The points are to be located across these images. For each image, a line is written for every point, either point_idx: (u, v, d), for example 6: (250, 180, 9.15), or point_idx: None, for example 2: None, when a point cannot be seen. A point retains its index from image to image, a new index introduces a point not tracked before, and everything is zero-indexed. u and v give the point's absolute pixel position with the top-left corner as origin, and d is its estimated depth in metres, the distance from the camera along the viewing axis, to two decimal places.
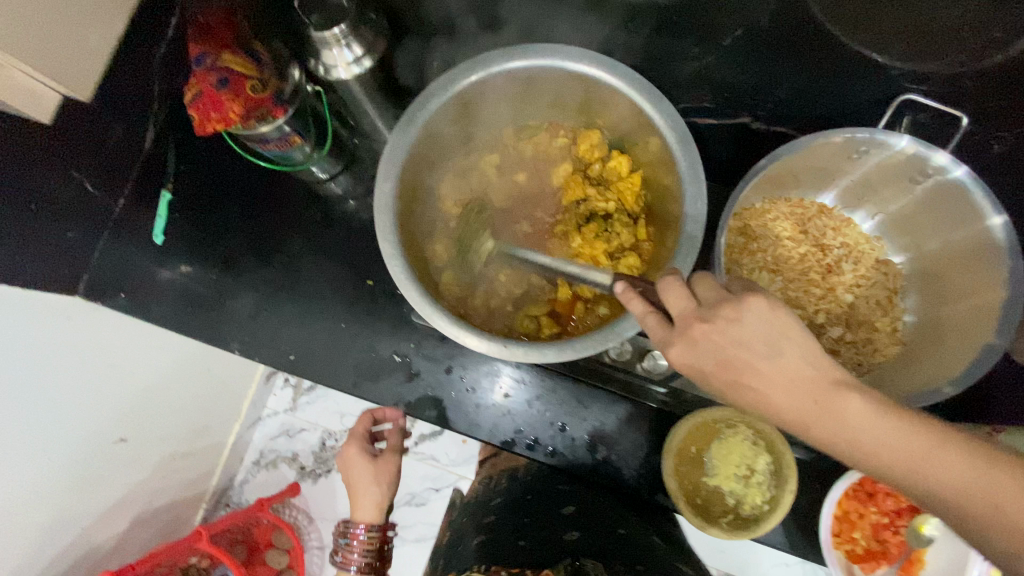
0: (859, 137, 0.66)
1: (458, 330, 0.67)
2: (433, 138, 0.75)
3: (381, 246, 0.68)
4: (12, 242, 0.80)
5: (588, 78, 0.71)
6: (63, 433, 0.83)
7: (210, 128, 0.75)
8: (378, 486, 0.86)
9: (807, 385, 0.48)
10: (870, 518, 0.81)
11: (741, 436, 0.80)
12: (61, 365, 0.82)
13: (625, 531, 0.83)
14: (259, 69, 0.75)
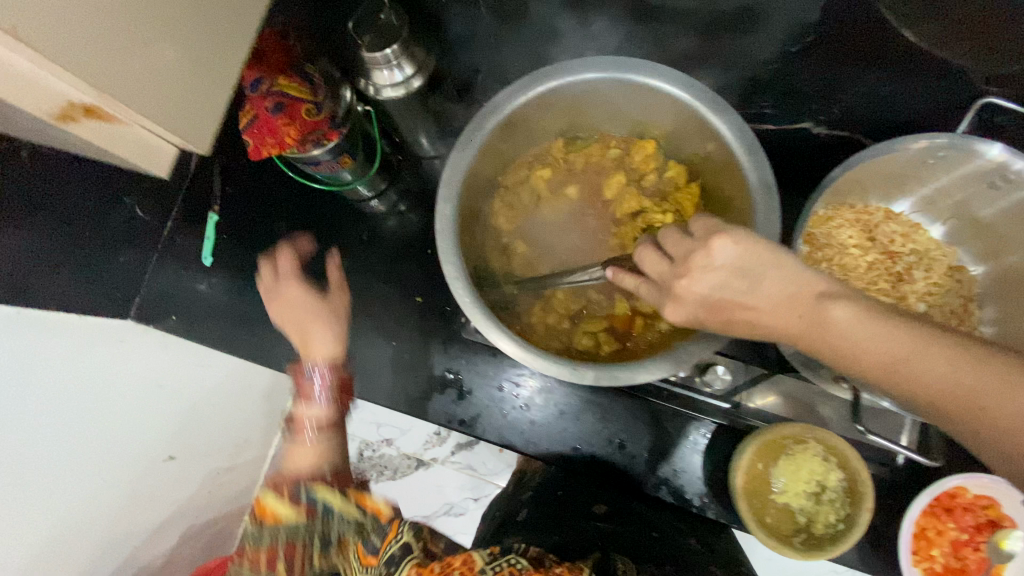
0: (936, 143, 0.64)
1: (524, 353, 0.64)
2: (489, 155, 0.73)
3: (444, 268, 0.67)
4: (68, 270, 0.83)
5: (649, 90, 0.69)
6: (115, 452, 0.83)
7: (265, 152, 0.76)
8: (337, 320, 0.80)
9: (794, 302, 0.55)
10: (947, 534, 0.77)
11: (811, 452, 0.78)
12: (114, 384, 0.83)
13: (659, 533, 0.82)
14: (314, 94, 0.76)
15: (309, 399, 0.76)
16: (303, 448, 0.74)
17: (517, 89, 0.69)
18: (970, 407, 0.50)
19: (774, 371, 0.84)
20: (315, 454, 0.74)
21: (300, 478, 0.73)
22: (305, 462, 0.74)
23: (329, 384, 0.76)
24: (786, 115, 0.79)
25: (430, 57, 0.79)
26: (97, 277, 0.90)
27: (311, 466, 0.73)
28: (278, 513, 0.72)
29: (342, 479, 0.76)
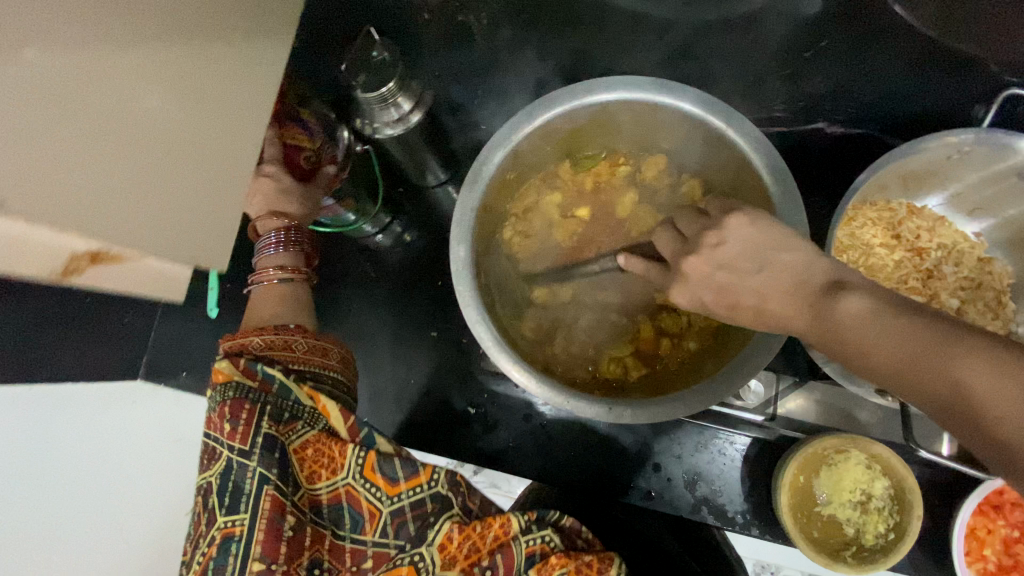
0: (962, 140, 0.63)
1: (555, 395, 0.61)
2: (500, 188, 0.71)
3: (464, 312, 0.64)
4: (45, 348, 0.79)
5: (658, 108, 0.66)
6: (122, 523, 0.78)
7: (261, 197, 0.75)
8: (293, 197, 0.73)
9: (802, 290, 0.51)
10: (999, 532, 0.75)
11: (853, 461, 0.75)
12: (99, 456, 0.79)
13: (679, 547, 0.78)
14: (313, 142, 0.73)
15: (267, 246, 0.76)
16: (270, 301, 0.75)
17: (522, 119, 0.67)
18: (975, 416, 0.41)
19: (806, 377, 0.83)
20: (280, 301, 0.75)
21: (264, 338, 0.70)
22: (270, 317, 0.74)
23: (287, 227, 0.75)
24: (798, 115, 0.78)
25: (426, 89, 0.77)
26: (99, 341, 0.89)
27: (289, 318, 0.74)
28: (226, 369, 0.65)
29: (312, 349, 0.72)
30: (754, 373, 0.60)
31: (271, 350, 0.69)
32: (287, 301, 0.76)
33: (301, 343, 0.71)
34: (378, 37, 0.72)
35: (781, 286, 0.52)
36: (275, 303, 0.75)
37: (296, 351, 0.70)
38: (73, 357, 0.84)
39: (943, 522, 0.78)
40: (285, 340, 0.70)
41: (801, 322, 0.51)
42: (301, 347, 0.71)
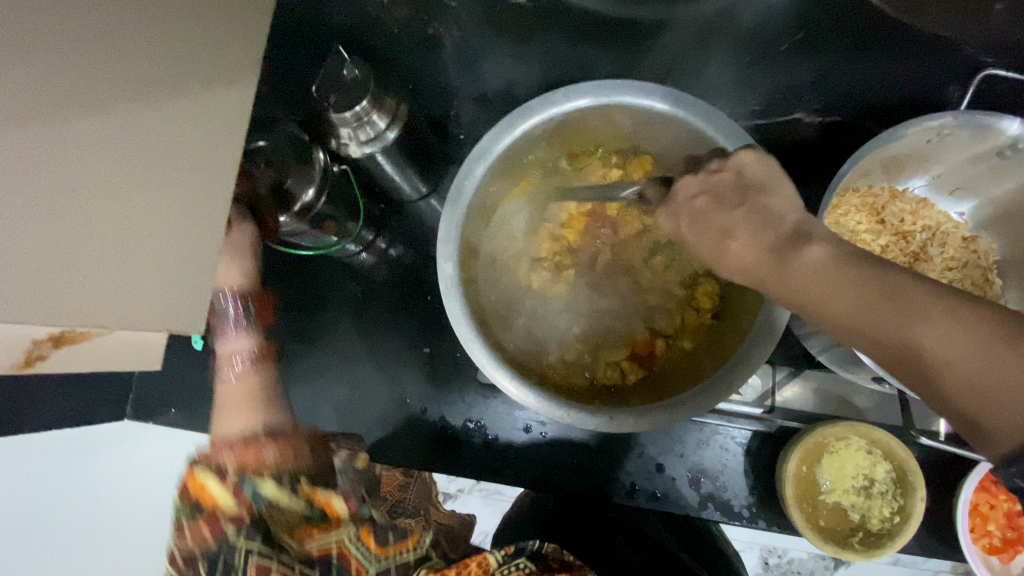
0: (938, 122, 0.63)
1: (558, 410, 0.61)
2: (485, 200, 0.70)
3: (457, 330, 0.63)
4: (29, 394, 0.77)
5: (638, 110, 0.66)
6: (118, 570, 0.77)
7: None
8: (240, 255, 0.69)
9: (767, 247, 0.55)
10: (1001, 507, 0.76)
11: (854, 447, 0.75)
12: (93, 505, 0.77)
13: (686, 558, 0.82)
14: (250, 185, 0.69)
15: (225, 335, 0.71)
16: (234, 409, 0.69)
17: (501, 131, 0.65)
18: (912, 362, 0.47)
19: (802, 366, 0.83)
20: (247, 406, 0.69)
21: (233, 453, 0.64)
22: (234, 425, 0.67)
23: (238, 299, 0.71)
24: (776, 107, 0.78)
25: (400, 103, 0.75)
26: (85, 383, 0.87)
27: (246, 427, 0.67)
28: (209, 488, 0.62)
29: (284, 455, 0.66)
30: (752, 370, 0.60)
31: (245, 467, 0.64)
32: (251, 402, 0.70)
33: (270, 454, 0.65)
34: (345, 54, 0.70)
35: (757, 250, 0.56)
36: (240, 407, 0.69)
37: (268, 462, 0.64)
38: (57, 405, 0.81)
39: (945, 500, 0.79)
40: (256, 454, 0.64)
41: (764, 275, 0.55)
42: (274, 459, 0.65)
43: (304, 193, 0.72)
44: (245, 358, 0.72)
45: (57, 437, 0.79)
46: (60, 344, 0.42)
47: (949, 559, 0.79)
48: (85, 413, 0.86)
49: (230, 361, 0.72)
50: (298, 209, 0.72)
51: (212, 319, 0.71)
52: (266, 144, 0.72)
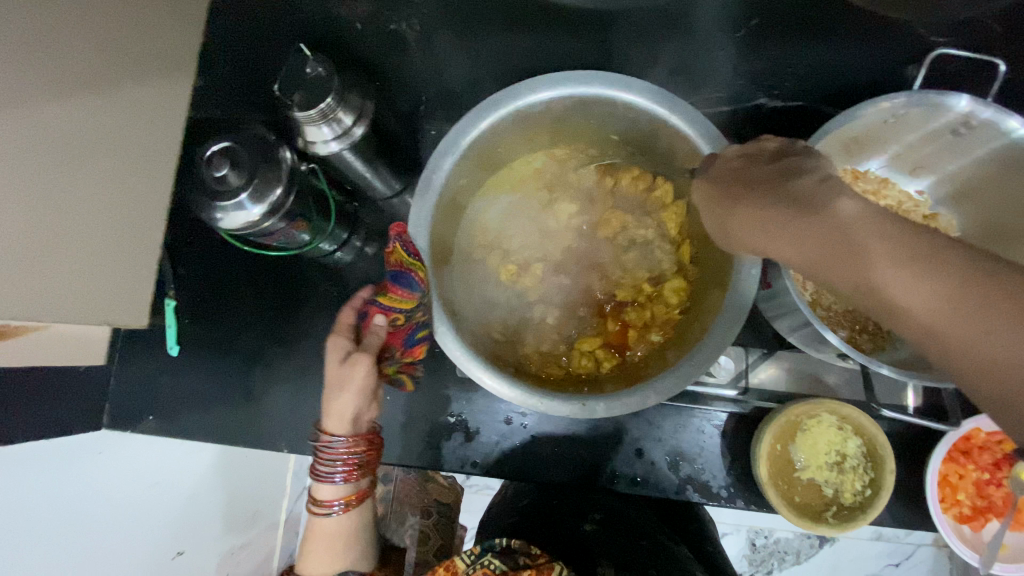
0: (896, 102, 0.64)
1: (530, 395, 0.61)
2: (455, 193, 0.70)
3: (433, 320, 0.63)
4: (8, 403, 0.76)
5: (603, 100, 0.66)
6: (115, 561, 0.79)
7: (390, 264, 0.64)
8: (351, 393, 0.60)
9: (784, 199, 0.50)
10: (970, 476, 0.77)
11: (826, 423, 0.77)
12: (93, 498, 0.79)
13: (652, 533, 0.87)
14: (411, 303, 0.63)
15: (326, 485, 0.65)
16: (320, 545, 0.68)
17: (467, 124, 0.66)
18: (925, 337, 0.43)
19: (774, 347, 0.84)
20: (330, 553, 0.68)
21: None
22: (321, 567, 0.68)
23: (347, 450, 0.63)
24: (740, 94, 0.79)
25: (367, 100, 0.75)
26: (65, 393, 0.86)
27: (335, 570, 0.68)
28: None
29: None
30: (720, 354, 0.61)
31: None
32: (335, 547, 0.68)
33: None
34: (309, 52, 0.70)
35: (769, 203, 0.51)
36: (322, 546, 0.68)
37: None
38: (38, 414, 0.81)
39: (916, 473, 0.81)
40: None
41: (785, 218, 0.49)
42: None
43: (272, 192, 0.72)
44: (339, 504, 0.66)
45: (31, 445, 0.77)
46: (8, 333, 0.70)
47: (922, 529, 0.81)
48: (65, 423, 0.85)
49: (324, 509, 0.66)
50: (267, 209, 0.72)
51: (320, 461, 0.64)
52: (232, 143, 0.72)
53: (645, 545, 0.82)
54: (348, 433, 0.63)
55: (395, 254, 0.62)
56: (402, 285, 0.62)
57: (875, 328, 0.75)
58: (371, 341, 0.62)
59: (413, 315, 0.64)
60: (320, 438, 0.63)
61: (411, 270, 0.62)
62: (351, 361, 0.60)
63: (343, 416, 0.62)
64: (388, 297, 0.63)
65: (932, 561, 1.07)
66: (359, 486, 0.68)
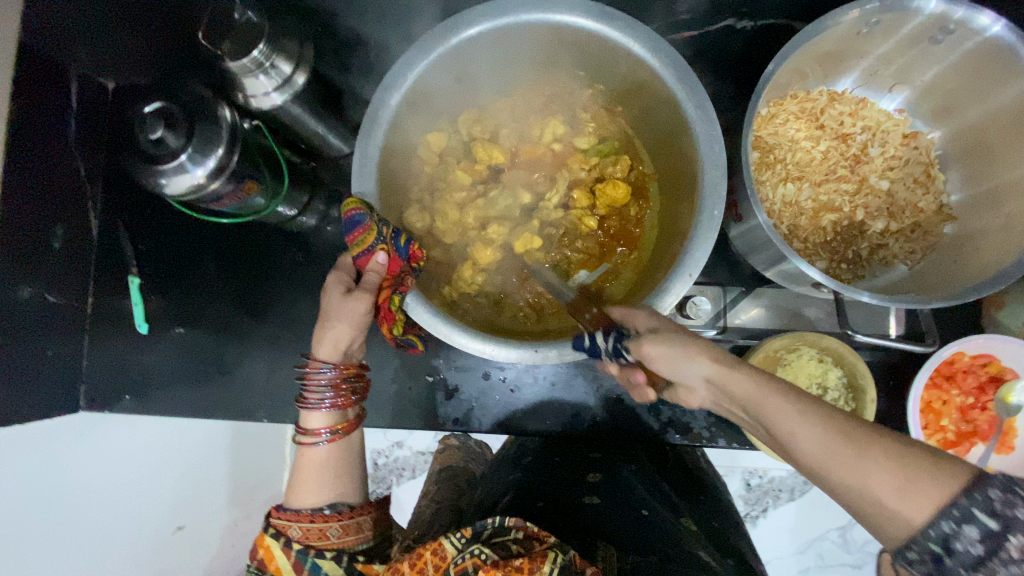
0: (869, 9, 0.59)
1: (481, 345, 0.59)
2: (404, 140, 0.65)
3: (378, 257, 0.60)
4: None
5: (549, 26, 0.60)
6: (119, 536, 0.80)
7: (356, 232, 0.58)
8: (349, 322, 0.59)
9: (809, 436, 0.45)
10: (953, 402, 0.75)
11: (805, 356, 0.76)
12: (84, 476, 0.79)
13: (649, 513, 0.69)
14: (394, 249, 0.60)
15: (314, 410, 0.61)
16: (307, 475, 0.62)
17: (412, 57, 0.60)
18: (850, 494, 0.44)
19: (753, 285, 0.82)
20: (316, 481, 0.62)
21: (301, 526, 0.58)
22: (307, 499, 0.61)
23: (338, 373, 0.60)
24: (703, 18, 0.74)
25: (307, 46, 0.70)
26: (42, 378, 0.86)
27: (321, 501, 0.61)
28: (277, 558, 0.57)
29: (347, 529, 0.60)
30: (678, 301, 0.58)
31: (309, 541, 0.59)
32: (322, 477, 0.62)
33: (335, 529, 0.59)
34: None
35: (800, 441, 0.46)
36: (311, 476, 0.62)
37: (332, 538, 0.59)
38: (19, 398, 0.80)
39: (898, 400, 0.80)
40: (320, 529, 0.59)
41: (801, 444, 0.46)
42: (339, 533, 0.59)
43: (214, 151, 0.68)
44: (328, 430, 0.61)
45: (12, 431, 0.76)
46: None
47: None
48: (41, 407, 0.84)
49: (311, 438, 0.61)
50: (211, 170, 0.69)
51: (307, 389, 0.61)
52: (167, 103, 0.67)
53: (644, 517, 0.69)
54: (339, 362, 0.61)
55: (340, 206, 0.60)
56: (356, 227, 0.58)
57: (855, 257, 0.72)
58: (370, 279, 0.60)
59: (382, 240, 0.59)
60: (306, 367, 0.61)
61: (348, 209, 0.58)
62: (354, 297, 0.59)
63: (336, 343, 0.60)
64: (358, 246, 0.59)
65: None
66: (350, 416, 0.64)
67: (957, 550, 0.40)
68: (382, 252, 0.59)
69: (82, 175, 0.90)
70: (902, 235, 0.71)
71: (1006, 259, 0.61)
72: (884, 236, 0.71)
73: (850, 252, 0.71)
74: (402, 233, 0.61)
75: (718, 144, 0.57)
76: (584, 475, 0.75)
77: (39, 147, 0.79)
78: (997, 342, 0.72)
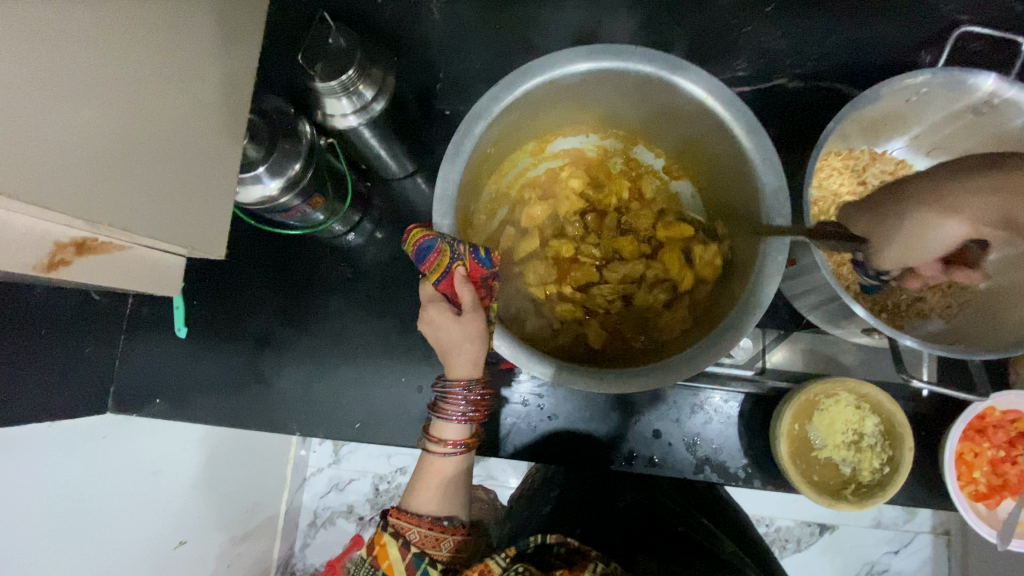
0: (923, 80, 0.64)
1: (542, 365, 0.59)
2: (480, 167, 0.68)
3: (456, 270, 0.59)
4: (32, 382, 0.76)
5: (625, 75, 0.64)
6: (124, 547, 0.79)
7: (434, 255, 0.59)
8: (478, 341, 0.60)
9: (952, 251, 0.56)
10: (985, 455, 0.77)
11: (843, 403, 0.77)
12: (101, 485, 0.78)
13: (684, 529, 0.74)
14: (471, 257, 0.60)
15: (450, 421, 0.62)
16: (432, 485, 0.62)
17: (498, 93, 0.63)
18: None
19: (789, 329, 0.85)
20: (440, 491, 0.62)
21: (419, 530, 0.58)
22: (427, 506, 0.60)
23: (479, 391, 0.61)
24: (759, 75, 0.79)
25: (387, 75, 0.74)
26: (76, 374, 0.85)
27: (440, 511, 0.60)
28: (391, 557, 0.56)
29: (459, 545, 0.59)
30: (735, 343, 0.59)
31: (424, 548, 0.58)
32: (446, 490, 0.62)
33: (449, 542, 0.59)
34: (331, 23, 0.69)
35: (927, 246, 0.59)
36: (435, 485, 0.61)
37: (444, 551, 0.58)
38: (53, 393, 0.80)
39: (930, 451, 0.81)
40: (436, 538, 0.58)
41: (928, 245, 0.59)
42: (451, 547, 0.59)
43: (289, 165, 0.70)
44: (458, 444, 0.61)
45: (42, 426, 0.75)
46: (82, 251, 0.57)
47: (935, 508, 0.82)
48: (72, 403, 0.83)
49: (443, 448, 0.62)
50: (284, 183, 0.70)
51: (446, 401, 0.61)
52: (252, 115, 0.70)
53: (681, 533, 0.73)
54: (477, 379, 0.62)
55: (410, 236, 0.61)
56: (428, 252, 0.59)
57: (895, 309, 0.78)
58: (463, 297, 0.60)
59: (458, 257, 0.59)
60: (447, 382, 0.62)
61: (419, 237, 0.59)
62: (463, 318, 0.59)
63: (470, 363, 0.61)
64: (435, 272, 0.60)
65: (929, 548, 1.14)
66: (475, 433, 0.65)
67: None
68: (461, 267, 0.59)
69: None
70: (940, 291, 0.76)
71: None
72: (923, 291, 0.76)
73: (890, 303, 0.77)
74: (480, 244, 0.61)
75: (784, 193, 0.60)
76: (616, 504, 0.79)
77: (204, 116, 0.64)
78: None
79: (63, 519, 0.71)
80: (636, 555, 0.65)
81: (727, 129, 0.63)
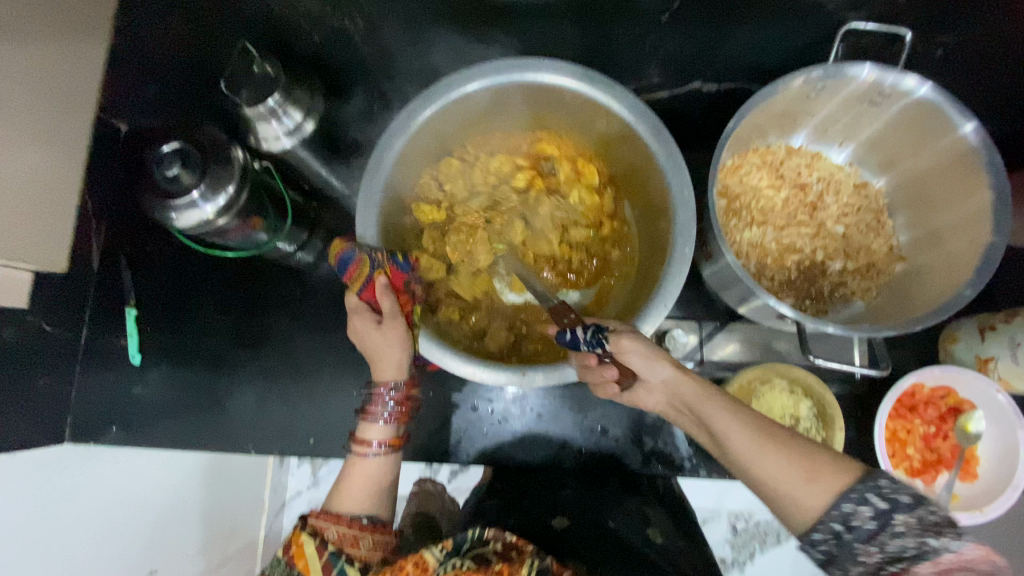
0: (815, 76, 0.67)
1: (470, 367, 0.62)
2: (404, 179, 0.71)
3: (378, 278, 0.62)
4: None
5: (535, 84, 0.68)
6: None
7: (354, 265, 0.61)
8: (401, 344, 0.64)
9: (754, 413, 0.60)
10: (917, 431, 0.80)
11: (776, 388, 0.81)
12: (64, 512, 0.77)
13: (615, 523, 0.76)
14: (392, 264, 0.62)
15: (374, 422, 0.64)
16: (354, 483, 0.63)
17: (414, 109, 0.66)
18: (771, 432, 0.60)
19: (727, 320, 0.88)
20: (364, 492, 0.63)
21: (338, 528, 0.59)
22: (348, 506, 0.62)
23: (402, 393, 0.64)
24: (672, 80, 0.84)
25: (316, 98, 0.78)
26: (33, 407, 0.86)
27: (361, 510, 0.62)
28: (307, 556, 0.57)
29: (377, 544, 0.61)
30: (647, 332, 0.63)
31: (342, 546, 0.59)
32: (367, 489, 0.64)
33: (367, 541, 0.60)
34: (254, 51, 0.71)
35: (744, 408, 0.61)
36: (356, 484, 0.63)
37: (363, 550, 0.60)
38: (10, 425, 0.80)
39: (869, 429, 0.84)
40: (355, 536, 0.59)
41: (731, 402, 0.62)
42: (370, 546, 0.60)
43: (224, 189, 0.73)
44: (380, 444, 0.64)
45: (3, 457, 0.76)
46: None
47: None
48: (29, 436, 0.83)
49: (364, 448, 0.64)
50: (221, 207, 0.73)
51: (372, 402, 0.65)
52: (184, 144, 0.72)
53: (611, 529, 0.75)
54: (402, 382, 0.65)
55: (332, 247, 0.63)
56: (349, 263, 0.61)
57: (818, 294, 0.78)
58: (387, 305, 0.62)
59: (379, 265, 0.62)
60: (374, 386, 0.65)
61: (339, 250, 0.62)
62: (384, 326, 0.63)
63: (398, 365, 0.64)
64: (357, 283, 0.62)
65: None
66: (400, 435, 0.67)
67: (855, 527, 0.51)
68: (383, 275, 0.62)
69: (88, 211, 0.92)
70: (859, 274, 0.78)
71: (959, 284, 0.66)
72: (843, 275, 0.78)
73: (813, 290, 0.78)
74: (398, 251, 0.65)
75: (686, 188, 0.63)
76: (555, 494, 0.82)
77: (39, 157, 0.78)
78: (954, 374, 0.77)
79: (28, 543, 0.71)
80: (563, 555, 0.68)
81: (634, 128, 0.66)
